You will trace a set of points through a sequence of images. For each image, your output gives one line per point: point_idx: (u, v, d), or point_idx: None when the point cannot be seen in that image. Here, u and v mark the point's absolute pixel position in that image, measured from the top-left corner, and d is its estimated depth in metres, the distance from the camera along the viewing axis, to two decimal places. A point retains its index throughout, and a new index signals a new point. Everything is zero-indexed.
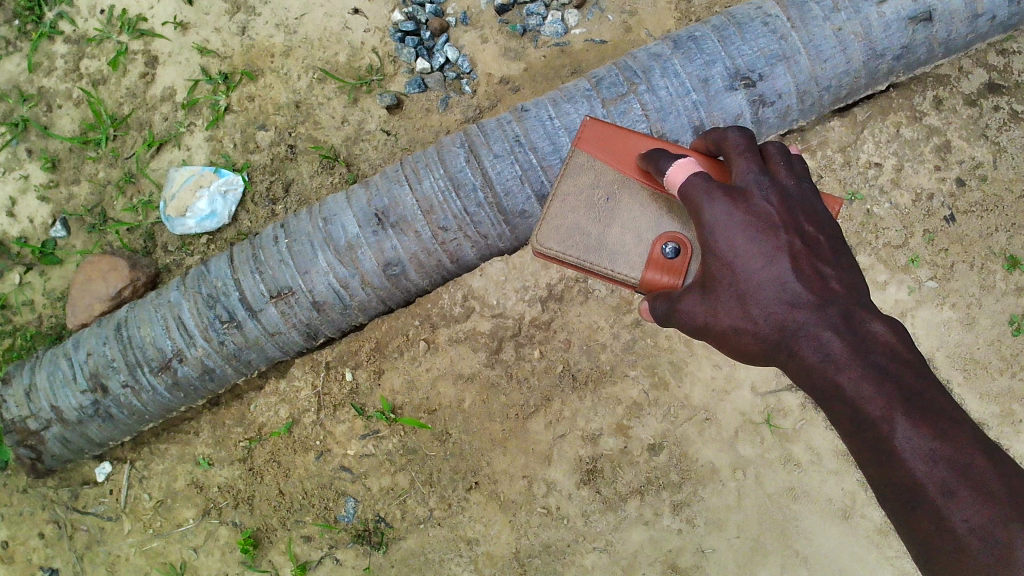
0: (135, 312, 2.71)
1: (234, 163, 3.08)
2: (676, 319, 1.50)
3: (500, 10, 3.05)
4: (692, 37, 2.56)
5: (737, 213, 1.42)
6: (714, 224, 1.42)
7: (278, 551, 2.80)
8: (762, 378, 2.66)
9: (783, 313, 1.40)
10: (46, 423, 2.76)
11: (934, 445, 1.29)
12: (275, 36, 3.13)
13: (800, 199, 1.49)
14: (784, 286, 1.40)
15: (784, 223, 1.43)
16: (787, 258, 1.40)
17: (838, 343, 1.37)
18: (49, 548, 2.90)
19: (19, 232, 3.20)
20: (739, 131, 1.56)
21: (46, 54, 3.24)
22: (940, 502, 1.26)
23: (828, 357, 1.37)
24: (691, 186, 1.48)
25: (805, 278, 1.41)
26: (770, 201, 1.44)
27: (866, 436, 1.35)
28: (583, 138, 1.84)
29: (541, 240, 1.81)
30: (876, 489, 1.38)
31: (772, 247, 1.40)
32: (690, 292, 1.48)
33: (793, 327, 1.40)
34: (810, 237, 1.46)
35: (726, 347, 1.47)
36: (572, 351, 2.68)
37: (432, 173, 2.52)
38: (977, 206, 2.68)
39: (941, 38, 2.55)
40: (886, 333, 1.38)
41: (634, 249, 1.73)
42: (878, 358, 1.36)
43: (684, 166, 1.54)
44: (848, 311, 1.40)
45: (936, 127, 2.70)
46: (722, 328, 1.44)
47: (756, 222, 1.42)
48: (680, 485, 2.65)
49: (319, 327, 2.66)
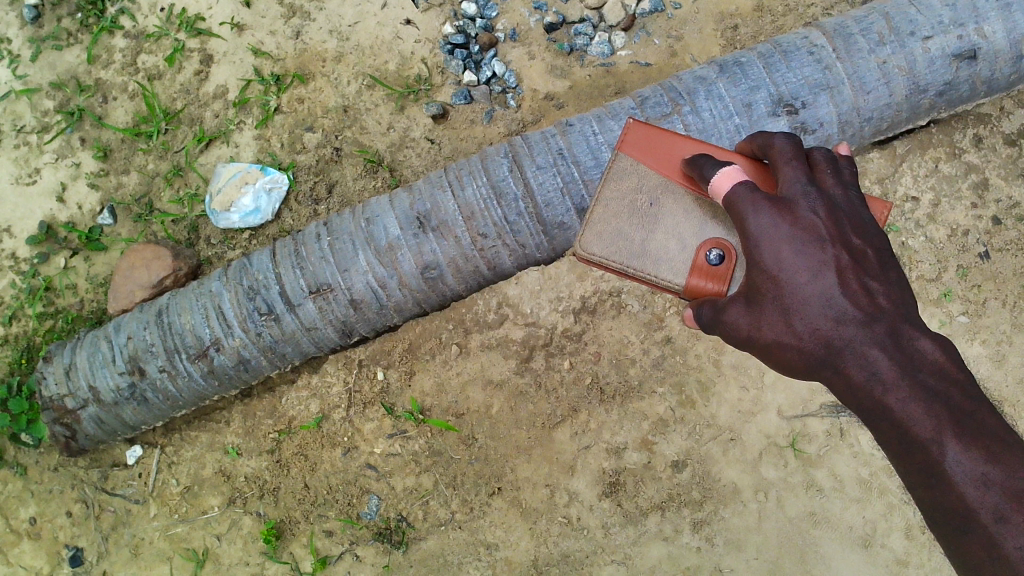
0: (177, 300, 2.78)
1: (280, 163, 3.16)
2: (720, 329, 1.54)
3: (550, 28, 3.12)
4: (738, 63, 2.61)
5: (782, 225, 1.44)
6: (759, 235, 1.45)
7: (299, 544, 2.84)
8: (789, 402, 2.68)
9: (829, 329, 1.42)
10: (83, 403, 2.83)
11: (986, 469, 1.34)
12: (328, 41, 3.21)
13: (847, 210, 1.52)
14: (830, 301, 1.42)
15: (830, 237, 1.45)
16: (833, 273, 1.42)
17: (885, 362, 1.41)
18: (76, 527, 2.96)
19: (67, 217, 3.28)
20: (786, 138, 1.60)
21: (105, 47, 3.33)
22: (993, 527, 1.32)
23: (877, 376, 1.41)
24: (735, 196, 1.50)
25: (851, 293, 1.43)
26: (817, 213, 1.47)
27: (917, 459, 1.39)
28: (627, 143, 1.88)
29: (585, 246, 1.85)
30: (924, 511, 1.43)
31: (818, 260, 1.43)
32: (734, 302, 1.51)
33: (839, 344, 1.42)
34: (856, 249, 1.48)
35: (770, 360, 1.50)
36: (601, 364, 2.71)
37: (476, 181, 2.57)
38: (1012, 245, 2.70)
39: (984, 77, 2.58)
40: (934, 352, 1.42)
41: (678, 255, 1.77)
42: (925, 377, 1.40)
43: (730, 174, 1.56)
44: (895, 327, 1.43)
45: (975, 164, 2.72)
46: (765, 341, 1.47)
47: (802, 234, 1.44)
48: (701, 503, 2.67)
49: (354, 325, 2.71)
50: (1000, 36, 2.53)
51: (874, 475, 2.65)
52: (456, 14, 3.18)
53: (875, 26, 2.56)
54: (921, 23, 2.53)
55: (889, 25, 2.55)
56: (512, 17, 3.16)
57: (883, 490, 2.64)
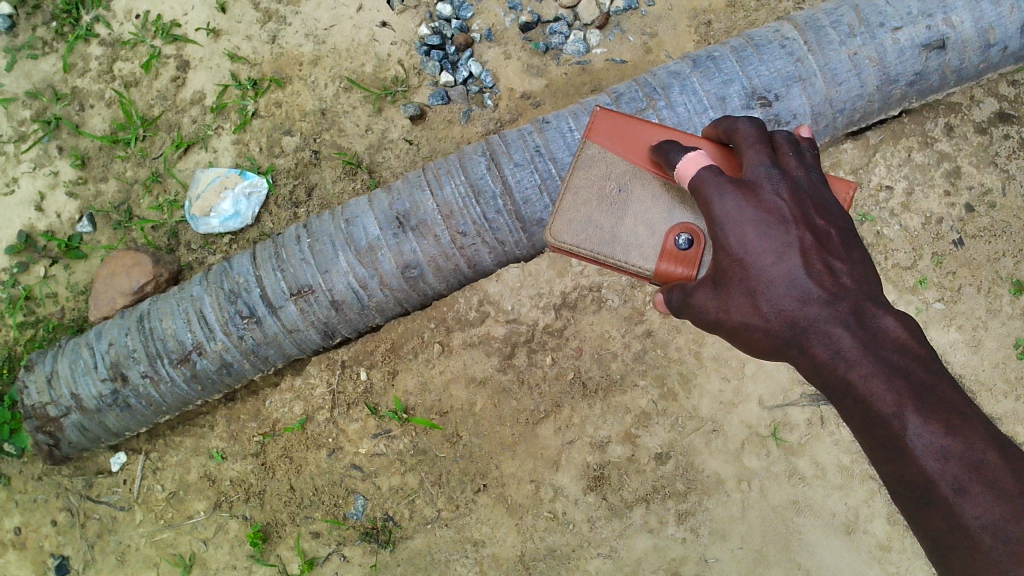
0: (158, 305, 2.78)
1: (259, 167, 3.16)
2: (689, 313, 1.56)
3: (525, 28, 3.14)
4: (711, 57, 2.63)
5: (746, 208, 1.47)
6: (724, 219, 1.47)
7: (286, 546, 2.84)
8: (770, 392, 2.70)
9: (794, 309, 1.45)
10: (66, 411, 2.82)
11: (945, 441, 1.36)
12: (304, 45, 3.22)
13: (810, 191, 1.54)
14: (794, 282, 1.44)
15: (794, 218, 1.47)
16: (797, 253, 1.44)
17: (848, 339, 1.43)
18: (61, 536, 2.95)
19: (46, 226, 3.27)
20: (750, 122, 1.63)
21: (81, 55, 3.33)
22: (952, 498, 1.34)
23: (840, 354, 1.43)
24: (701, 180, 1.53)
25: (815, 273, 1.45)
26: (780, 195, 1.49)
27: (879, 434, 1.42)
28: (595, 130, 1.90)
29: (556, 234, 1.87)
30: (888, 483, 1.46)
31: (781, 242, 1.45)
32: (702, 286, 1.53)
33: (804, 323, 1.45)
34: (821, 230, 1.50)
35: (739, 342, 1.52)
36: (583, 359, 2.72)
37: (454, 180, 2.59)
38: (985, 231, 2.73)
39: (953, 66, 2.61)
40: (897, 329, 1.45)
41: (647, 240, 1.79)
42: (888, 353, 1.42)
43: (695, 159, 1.59)
44: (859, 305, 1.46)
45: (947, 153, 2.76)
46: (733, 324, 1.49)
47: (766, 217, 1.46)
48: (686, 494, 2.68)
49: (336, 326, 2.72)
50: (968, 25, 2.56)
51: (855, 462, 2.67)
52: (431, 15, 3.20)
53: (845, 18, 2.59)
54: (890, 14, 2.56)
55: (859, 16, 2.58)
56: (487, 17, 3.18)
57: (864, 476, 2.66)
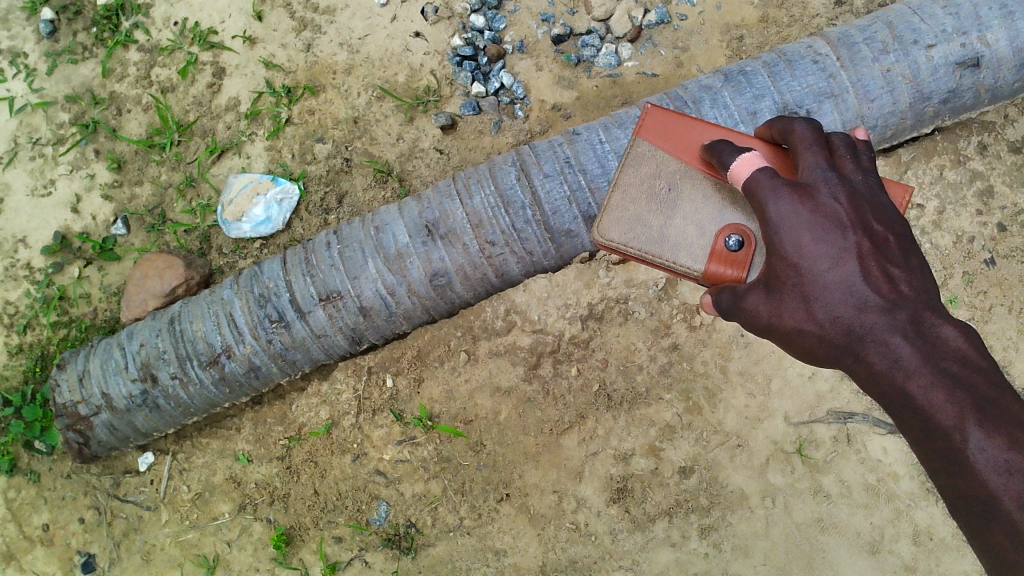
0: (189, 308, 2.83)
1: (291, 173, 3.19)
2: (740, 315, 1.57)
3: (557, 40, 3.16)
4: (743, 71, 2.65)
5: (802, 211, 1.47)
6: (779, 222, 1.48)
7: (309, 550, 2.86)
8: (796, 408, 2.68)
9: (849, 316, 1.45)
10: (96, 410, 2.86)
11: (1008, 455, 1.35)
12: (338, 54, 3.25)
13: (868, 196, 1.54)
14: (850, 288, 1.45)
15: (850, 223, 1.48)
16: (854, 259, 1.45)
17: (906, 349, 1.43)
18: (88, 534, 3.00)
19: (81, 228, 3.33)
20: (806, 124, 1.63)
21: (120, 61, 3.39)
22: (1016, 515, 1.33)
23: (897, 363, 1.42)
24: (756, 181, 1.53)
25: (872, 280, 1.45)
26: (837, 199, 1.50)
27: (939, 447, 1.41)
28: (646, 127, 1.92)
29: (603, 231, 1.88)
30: (946, 499, 1.44)
31: (838, 247, 1.45)
32: (754, 289, 1.55)
33: (860, 330, 1.45)
34: (878, 236, 1.50)
35: (792, 347, 1.53)
36: (609, 370, 2.72)
37: (484, 190, 2.62)
38: (1017, 251, 2.70)
39: (988, 85, 2.59)
40: (957, 339, 1.43)
41: (696, 240, 1.79)
42: (948, 364, 1.41)
43: (750, 160, 1.59)
44: (916, 314, 1.45)
45: (979, 171, 2.73)
46: (786, 328, 1.50)
47: (822, 221, 1.47)
48: (709, 509, 2.66)
49: (364, 332, 2.75)
50: (1003, 43, 2.54)
51: (881, 480, 2.64)
52: (464, 27, 3.23)
53: (878, 35, 2.59)
54: (924, 31, 2.56)
55: (893, 33, 2.58)
56: (519, 29, 3.20)
57: (890, 495, 2.63)
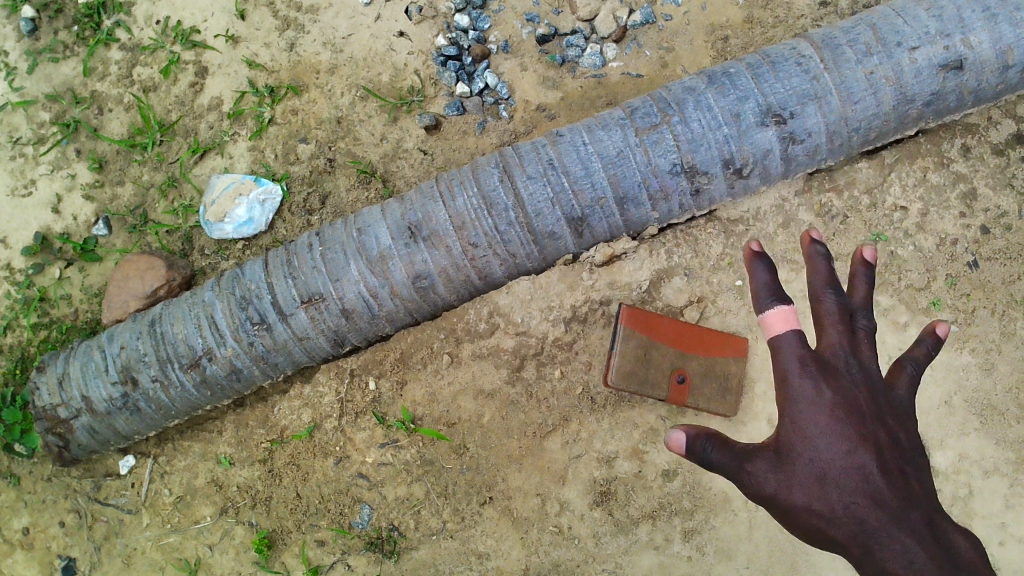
0: (170, 310, 2.81)
1: (274, 174, 3.17)
2: (743, 482, 1.77)
3: (541, 40, 3.15)
4: (727, 73, 2.65)
5: (826, 392, 1.74)
6: (800, 396, 1.75)
7: (291, 553, 2.84)
8: (780, 411, 2.66)
9: (860, 502, 1.66)
10: (76, 413, 2.84)
11: None
12: (321, 53, 3.23)
13: (882, 393, 1.80)
14: (864, 475, 1.68)
15: (866, 413, 1.74)
16: (865, 450, 1.70)
17: (920, 554, 1.61)
18: (69, 538, 3.00)
19: (62, 229, 3.30)
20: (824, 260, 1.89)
21: (101, 60, 3.37)
22: None
23: (913, 567, 1.60)
24: (785, 344, 1.79)
25: (890, 481, 1.68)
26: (855, 383, 1.77)
27: None
28: None
29: None
30: None
31: (855, 433, 1.71)
32: (763, 456, 1.76)
33: (866, 519, 1.65)
34: (891, 437, 1.76)
35: (787, 521, 1.73)
36: (592, 373, 2.69)
37: (467, 191, 2.64)
38: (999, 253, 2.69)
39: (971, 87, 2.59)
40: (967, 550, 1.66)
41: None
42: (949, 541, 1.65)
43: (786, 315, 1.81)
44: (930, 516, 1.68)
45: (962, 174, 2.72)
46: (791, 502, 1.71)
47: (840, 403, 1.74)
48: (692, 512, 2.65)
49: (346, 334, 2.75)
50: (986, 46, 2.53)
51: None
52: (449, 26, 3.21)
53: (862, 37, 2.59)
54: (907, 33, 2.56)
55: (876, 35, 2.58)
56: (504, 29, 3.19)
57: None
